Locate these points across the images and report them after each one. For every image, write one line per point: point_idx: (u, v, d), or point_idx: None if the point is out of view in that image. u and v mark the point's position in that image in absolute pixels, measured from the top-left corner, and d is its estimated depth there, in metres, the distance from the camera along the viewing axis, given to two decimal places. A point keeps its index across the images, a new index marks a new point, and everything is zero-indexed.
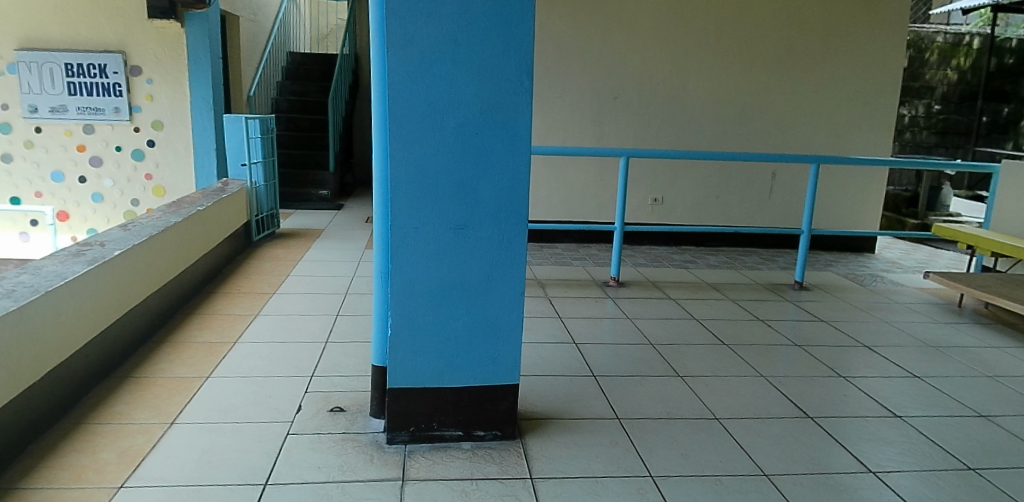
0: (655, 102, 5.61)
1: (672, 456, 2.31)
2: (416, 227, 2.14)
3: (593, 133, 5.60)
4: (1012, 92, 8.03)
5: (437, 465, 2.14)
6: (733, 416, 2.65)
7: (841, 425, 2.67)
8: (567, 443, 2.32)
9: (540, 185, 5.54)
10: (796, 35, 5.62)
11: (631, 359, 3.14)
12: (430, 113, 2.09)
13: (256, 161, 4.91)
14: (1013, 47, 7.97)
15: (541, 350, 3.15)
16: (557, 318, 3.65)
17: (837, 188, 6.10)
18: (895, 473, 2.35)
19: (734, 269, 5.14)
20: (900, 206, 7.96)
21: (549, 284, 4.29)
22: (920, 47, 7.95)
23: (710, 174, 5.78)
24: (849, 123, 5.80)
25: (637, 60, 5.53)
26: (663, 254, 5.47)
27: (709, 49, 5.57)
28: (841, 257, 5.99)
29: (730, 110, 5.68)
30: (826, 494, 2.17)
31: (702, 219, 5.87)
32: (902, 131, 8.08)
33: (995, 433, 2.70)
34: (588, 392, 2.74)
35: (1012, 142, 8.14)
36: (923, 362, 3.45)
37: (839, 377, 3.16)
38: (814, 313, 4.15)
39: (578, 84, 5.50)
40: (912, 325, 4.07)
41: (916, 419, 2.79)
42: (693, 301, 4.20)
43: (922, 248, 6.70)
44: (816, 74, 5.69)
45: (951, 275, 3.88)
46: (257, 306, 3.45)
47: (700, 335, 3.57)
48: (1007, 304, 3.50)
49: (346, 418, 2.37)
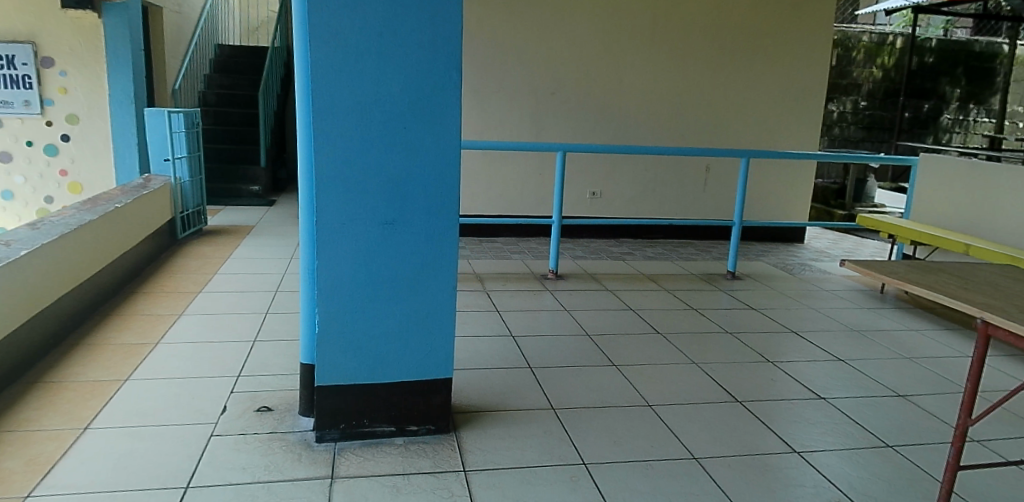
0: (593, 97, 5.67)
1: (605, 443, 2.35)
2: (343, 223, 2.10)
3: (531, 127, 5.63)
4: (932, 89, 8.49)
5: (368, 462, 2.12)
6: (665, 403, 2.71)
7: (769, 409, 2.76)
8: (501, 435, 2.33)
9: (479, 180, 5.54)
10: (726, 36, 5.78)
11: (568, 350, 3.18)
12: (355, 106, 2.05)
13: (181, 156, 4.76)
14: (933, 46, 8.37)
15: (478, 344, 3.16)
16: (495, 312, 3.66)
17: (768, 181, 6.31)
18: (817, 453, 2.45)
19: (672, 260, 5.26)
20: (828, 199, 8.28)
21: (487, 278, 4.29)
22: (847, 46, 8.25)
23: (646, 167, 5.88)
24: (777, 121, 6.00)
25: (573, 57, 5.58)
26: (603, 247, 5.55)
27: (643, 45, 5.67)
28: (772, 247, 6.19)
29: (664, 108, 5.80)
30: (751, 475, 2.25)
31: (641, 212, 5.97)
32: (831, 126, 8.39)
33: (912, 412, 2.85)
34: (523, 383, 2.76)
35: (932, 136, 8.60)
36: (847, 346, 3.61)
37: (767, 362, 3.27)
38: (745, 302, 4.29)
39: (515, 80, 5.52)
40: (839, 311, 4.25)
41: (839, 400, 2.91)
42: (630, 292, 4.27)
43: (849, 238, 7.01)
44: (746, 73, 5.86)
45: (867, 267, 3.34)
46: (181, 305, 3.33)
47: (636, 324, 3.65)
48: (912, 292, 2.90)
49: (273, 418, 2.31)
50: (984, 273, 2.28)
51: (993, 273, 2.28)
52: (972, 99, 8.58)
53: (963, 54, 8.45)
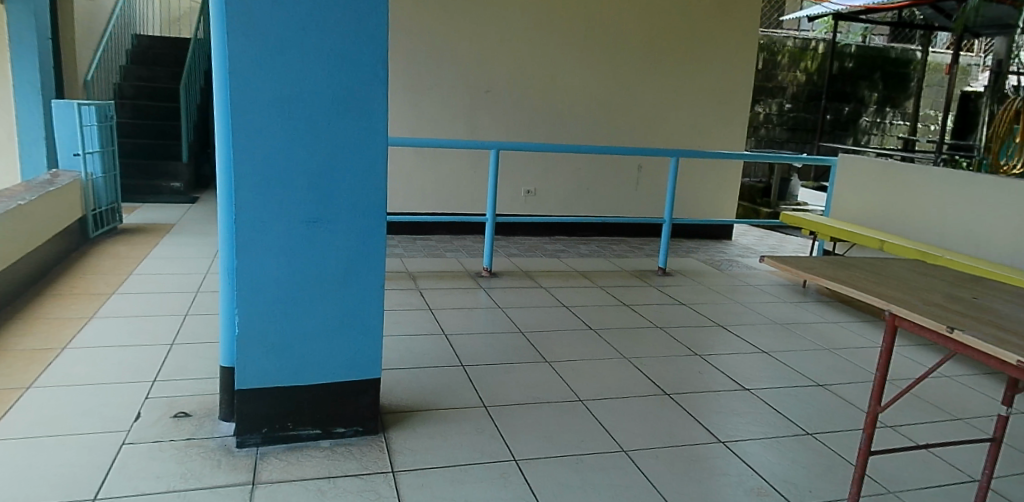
0: (527, 95, 5.70)
1: (536, 439, 2.36)
2: (265, 222, 2.04)
3: (465, 125, 5.60)
4: (851, 93, 8.92)
5: (292, 466, 2.06)
6: (596, 398, 2.75)
7: (696, 401, 2.84)
8: (431, 434, 2.31)
9: (412, 177, 5.47)
10: (657, 38, 5.90)
11: (500, 347, 3.18)
12: (277, 102, 1.99)
13: (92, 151, 4.53)
14: (852, 52, 8.81)
15: (409, 342, 3.12)
16: (428, 310, 3.62)
17: (698, 179, 6.48)
18: (741, 442, 2.53)
19: (605, 257, 5.34)
20: (754, 197, 8.55)
21: (420, 277, 4.25)
22: (772, 50, 8.56)
23: (580, 166, 5.95)
24: (707, 122, 6.17)
25: (508, 56, 5.59)
26: (537, 244, 5.58)
27: (577, 45, 5.73)
28: (702, 244, 6.37)
29: (598, 107, 5.88)
30: (677, 465, 2.30)
31: (575, 210, 6.03)
32: (757, 127, 8.71)
33: (830, 400, 2.98)
34: (455, 382, 2.74)
35: (852, 138, 9.01)
36: (770, 338, 3.75)
37: (695, 356, 3.36)
38: (674, 297, 4.40)
39: (449, 77, 5.48)
40: (762, 305, 4.40)
41: (762, 391, 3.02)
42: (564, 289, 4.31)
43: (773, 236, 7.28)
44: (677, 75, 6.01)
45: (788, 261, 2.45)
46: (91, 308, 3.17)
47: (569, 321, 3.68)
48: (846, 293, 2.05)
49: (191, 423, 2.23)
50: (893, 267, 2.39)
51: (901, 267, 2.40)
52: (888, 103, 9.03)
53: (880, 60, 8.89)
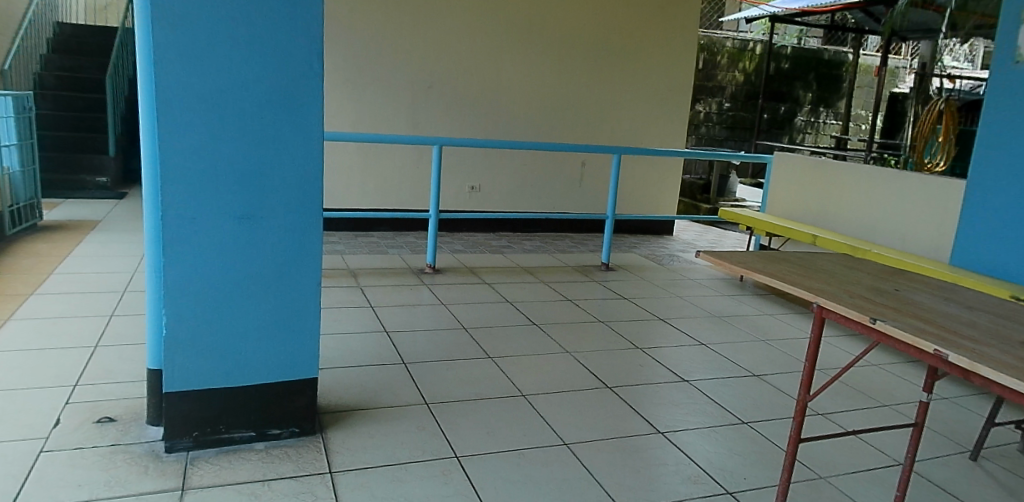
0: (471, 91, 5.68)
1: (478, 435, 2.35)
2: (193, 219, 1.97)
3: (407, 120, 5.54)
4: (787, 93, 9.21)
5: (224, 470, 2.00)
6: (538, 392, 2.76)
7: (637, 393, 2.88)
8: (371, 433, 2.28)
9: (353, 173, 5.38)
10: (600, 38, 5.97)
11: (443, 344, 3.16)
12: (206, 94, 1.92)
13: (9, 143, 4.29)
14: (788, 53, 9.10)
15: (350, 341, 3.07)
16: (369, 308, 3.57)
17: (640, 176, 6.59)
18: (679, 432, 2.58)
19: (549, 253, 5.37)
20: (695, 193, 8.75)
21: (361, 274, 4.18)
22: (712, 50, 8.76)
23: (524, 162, 5.96)
24: (649, 119, 6.28)
25: (451, 51, 5.55)
26: (481, 240, 5.57)
27: (521, 42, 5.74)
28: (644, 239, 6.48)
29: (541, 105, 5.91)
30: (618, 457, 2.33)
31: (519, 206, 6.05)
32: (698, 126, 8.91)
33: (765, 390, 3.07)
34: (396, 380, 2.71)
35: (788, 136, 9.32)
36: (708, 331, 3.84)
37: (637, 349, 3.41)
38: (616, 292, 4.46)
39: (391, 72, 5.42)
40: (701, 299, 4.51)
41: (701, 382, 3.09)
42: (508, 285, 4.31)
43: (712, 231, 7.46)
44: (619, 73, 6.09)
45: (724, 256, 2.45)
46: (7, 309, 3.00)
47: (512, 317, 3.68)
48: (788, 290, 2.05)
49: (116, 429, 2.14)
50: (822, 261, 2.48)
51: (829, 261, 2.49)
52: (822, 103, 9.37)
53: (814, 61, 9.21)
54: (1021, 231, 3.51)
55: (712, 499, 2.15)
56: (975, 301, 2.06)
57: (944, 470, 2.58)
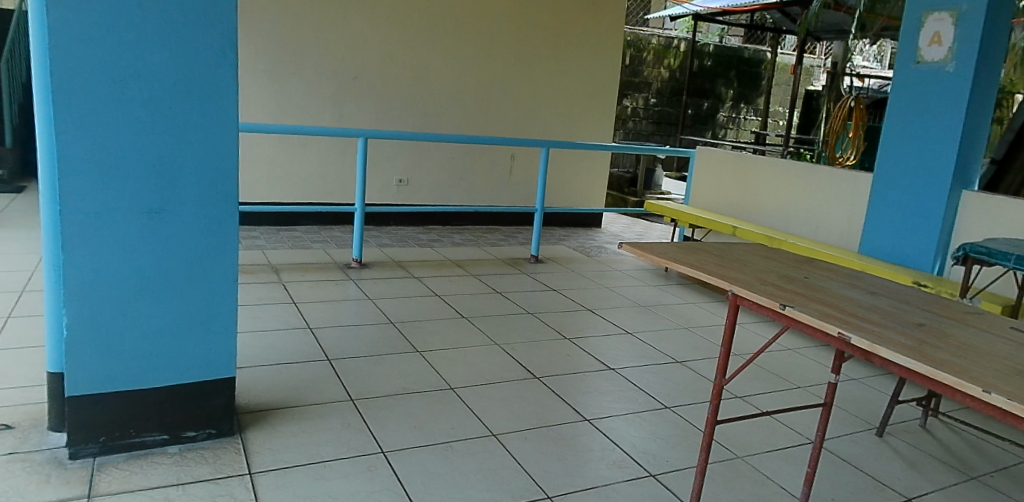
0: (397, 83, 5.59)
1: (404, 429, 2.33)
2: (97, 213, 1.88)
3: (332, 112, 5.42)
4: (710, 89, 9.50)
5: (135, 475, 1.90)
6: (467, 385, 2.75)
7: (564, 383, 2.92)
8: (293, 432, 2.22)
9: (274, 165, 5.22)
10: (528, 33, 6.00)
11: (370, 340, 3.11)
12: (109, 82, 1.83)
13: None
14: (710, 51, 9.38)
15: (271, 338, 2.98)
16: (292, 304, 3.47)
17: (569, 170, 6.66)
18: (606, 419, 2.63)
19: (479, 246, 5.37)
20: (622, 187, 8.92)
21: (284, 269, 4.06)
22: (639, 47, 8.93)
23: (453, 155, 5.93)
24: (576, 113, 6.35)
25: (377, 41, 5.46)
26: (409, 234, 5.52)
27: (448, 33, 5.69)
28: (573, 232, 6.57)
29: (469, 98, 5.89)
30: (545, 446, 2.35)
31: (448, 199, 6.02)
32: (625, 120, 9.07)
33: (687, 375, 3.17)
34: (320, 376, 2.65)
35: (711, 131, 9.62)
36: (634, 320, 3.93)
37: (565, 339, 3.46)
38: (545, 284, 4.50)
39: (314, 62, 5.28)
40: (628, 289, 4.61)
41: (626, 370, 3.16)
42: (436, 278, 4.28)
43: (639, 224, 7.64)
44: (547, 66, 6.13)
45: (649, 248, 2.48)
46: None
47: (441, 310, 3.66)
48: (711, 280, 2.06)
49: (13, 437, 2.01)
50: (738, 250, 2.57)
51: (743, 250, 2.59)
52: (742, 99, 9.71)
53: (735, 59, 9.53)
54: (923, 221, 3.75)
55: (636, 482, 2.21)
56: (876, 287, 2.18)
57: (851, 446, 2.73)
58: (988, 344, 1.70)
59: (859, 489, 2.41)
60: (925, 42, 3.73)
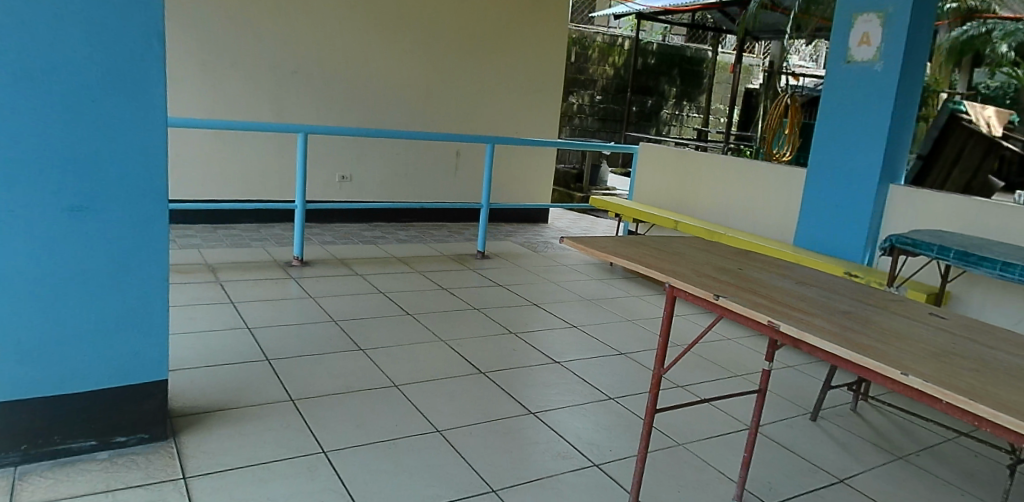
0: (339, 78, 5.51)
1: (347, 428, 2.30)
2: (16, 210, 1.80)
3: (271, 107, 5.30)
4: (654, 87, 9.66)
5: (60, 484, 1.82)
6: (411, 382, 2.73)
7: (510, 377, 2.93)
8: (230, 434, 2.17)
9: (211, 162, 5.07)
10: (472, 27, 5.99)
11: (311, 338, 3.06)
12: (27, 73, 1.75)
13: None
14: (654, 49, 9.54)
15: (209, 339, 2.91)
16: (229, 304, 3.38)
17: (515, 166, 6.68)
18: (551, 411, 2.66)
19: (424, 243, 5.33)
20: (569, 182, 8.89)
21: (221, 268, 3.95)
22: (584, 44, 9.02)
23: (397, 151, 5.87)
24: (522, 109, 6.38)
25: (317, 35, 5.36)
26: (353, 231, 5.44)
27: (391, 28, 5.64)
28: (519, 228, 6.59)
29: (414, 93, 5.84)
30: (490, 440, 2.36)
31: (393, 196, 5.96)
32: (571, 117, 9.13)
33: (631, 367, 3.22)
34: (259, 377, 2.59)
35: (655, 128, 9.77)
36: (579, 314, 3.98)
37: (510, 334, 3.47)
38: (491, 279, 4.51)
39: (252, 55, 5.15)
40: (572, 283, 4.66)
41: (571, 363, 3.19)
42: (381, 275, 4.24)
43: (585, 219, 7.72)
44: (492, 62, 6.13)
45: (590, 241, 2.50)
46: None
47: (385, 307, 3.63)
48: (650, 273, 2.09)
49: None
50: (677, 243, 2.63)
51: (683, 243, 2.64)
52: (685, 97, 9.91)
53: (677, 58, 9.73)
54: (853, 214, 3.91)
55: (580, 472, 2.24)
56: (806, 277, 2.26)
57: (786, 431, 2.83)
58: (908, 329, 1.79)
59: (793, 472, 2.50)
60: (856, 42, 3.88)
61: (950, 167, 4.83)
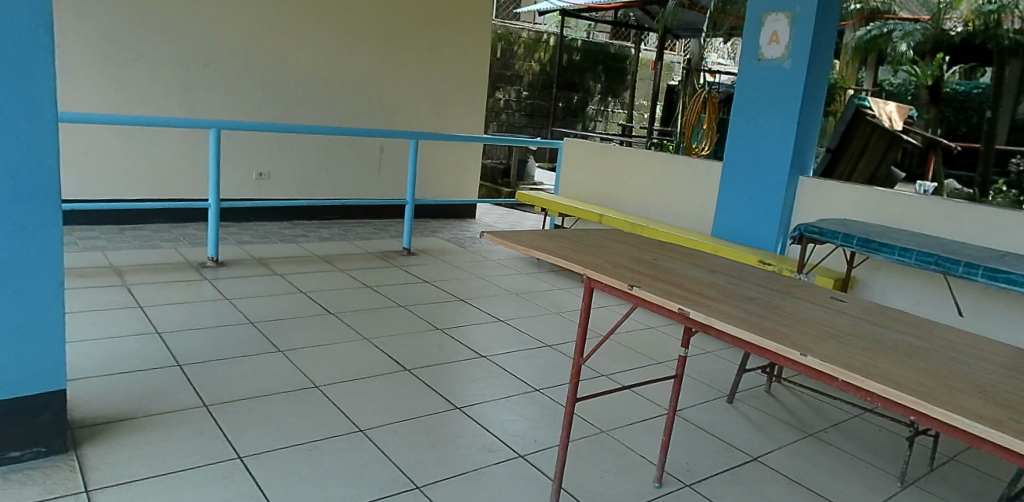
0: (255, 72, 5.33)
1: (265, 432, 2.24)
2: None
3: (181, 102, 5.08)
4: (579, 83, 9.80)
5: None
6: (333, 382, 2.68)
7: (435, 373, 2.91)
8: (138, 444, 2.07)
9: (116, 159, 4.82)
10: (394, 21, 5.91)
11: (227, 341, 2.95)
12: None
13: None
14: (579, 46, 9.66)
15: (114, 346, 2.76)
16: (137, 308, 3.22)
17: (441, 162, 6.65)
18: (476, 405, 2.66)
19: (347, 240, 5.23)
20: (496, 178, 8.97)
21: (128, 271, 3.76)
22: (509, 40, 9.04)
23: (319, 147, 5.74)
24: (447, 104, 6.36)
25: (231, 27, 5.16)
26: (272, 230, 5.28)
27: (309, 21, 5.49)
28: (446, 223, 6.56)
29: (335, 88, 5.72)
30: (414, 438, 2.33)
31: (314, 193, 5.82)
32: (498, 113, 9.14)
33: (555, 358, 3.26)
34: (170, 384, 2.49)
35: (581, 124, 9.96)
36: (505, 308, 3.99)
37: (437, 330, 3.46)
38: (417, 276, 4.47)
39: (159, 48, 4.91)
40: (499, 277, 4.68)
41: (497, 357, 3.20)
42: (302, 275, 4.13)
43: (513, 214, 7.76)
44: (416, 57, 6.08)
45: (509, 236, 2.51)
46: None
47: (307, 307, 3.54)
48: (568, 265, 2.12)
49: None
50: (596, 236, 2.68)
51: (602, 235, 2.69)
52: (610, 93, 10.09)
53: (602, 54, 9.88)
54: (767, 205, 4.09)
55: (506, 464, 2.25)
56: (719, 266, 2.34)
57: (705, 414, 2.93)
58: (810, 313, 1.88)
59: (710, 452, 2.59)
60: (766, 40, 4.04)
61: (856, 160, 5.09)
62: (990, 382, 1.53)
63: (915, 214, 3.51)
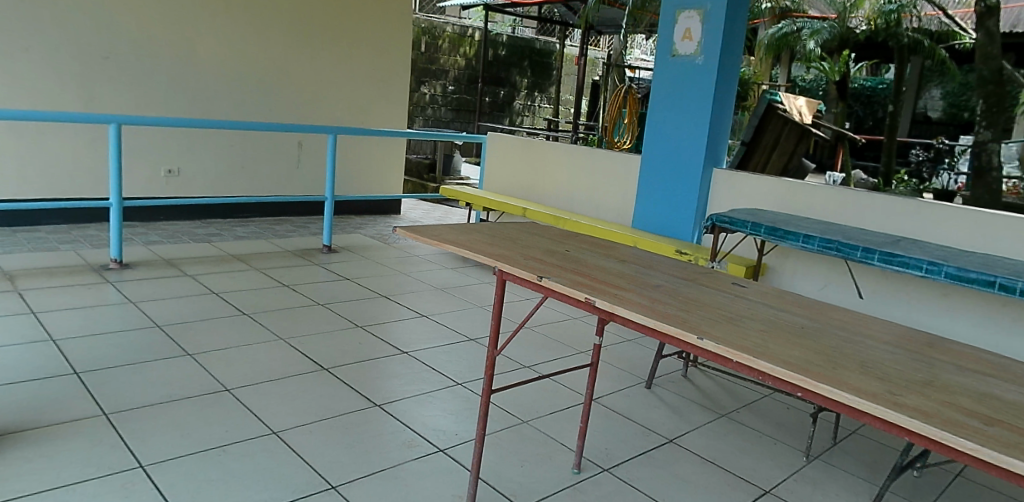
0: (161, 64, 5.10)
1: (171, 438, 2.16)
2: None
3: (79, 95, 4.80)
4: (506, 78, 9.83)
5: None
6: (246, 384, 2.60)
7: (355, 371, 2.87)
8: (28, 457, 1.96)
9: (6, 157, 4.51)
10: (310, 13, 5.77)
11: (130, 346, 2.82)
12: None
13: None
14: (504, 41, 9.69)
15: (3, 355, 2.59)
16: (29, 315, 3.03)
17: (364, 157, 6.55)
18: (396, 402, 2.64)
19: (264, 239, 5.08)
20: (422, 173, 8.89)
21: (20, 276, 3.53)
22: (433, 34, 8.99)
23: (233, 143, 5.55)
24: (368, 98, 6.27)
25: (133, 17, 4.91)
26: (183, 229, 5.07)
27: (219, 12, 5.29)
28: (370, 220, 6.47)
29: (250, 81, 5.55)
30: (331, 437, 2.30)
31: (228, 190, 5.62)
32: (423, 107, 9.07)
33: (477, 352, 3.28)
34: (67, 392, 2.36)
35: (508, 118, 10.00)
36: (427, 302, 3.98)
37: (358, 327, 3.41)
38: (337, 273, 4.39)
39: (53, 38, 4.63)
40: (422, 273, 4.65)
41: (418, 352, 3.19)
42: (215, 275, 3.99)
43: (438, 209, 7.72)
44: (334, 50, 5.97)
45: (425, 230, 2.50)
46: None
47: (220, 308, 3.43)
48: (479, 258, 2.13)
49: None
50: (513, 229, 2.70)
51: (520, 229, 2.72)
52: (536, 89, 10.18)
53: (528, 50, 9.95)
54: (683, 196, 4.23)
55: (424, 459, 2.25)
56: (631, 257, 2.41)
57: (623, 400, 3.01)
58: (714, 300, 1.96)
59: (627, 437, 2.67)
60: (679, 37, 4.17)
61: (769, 152, 5.33)
62: (872, 358, 1.64)
63: (816, 203, 3.70)
